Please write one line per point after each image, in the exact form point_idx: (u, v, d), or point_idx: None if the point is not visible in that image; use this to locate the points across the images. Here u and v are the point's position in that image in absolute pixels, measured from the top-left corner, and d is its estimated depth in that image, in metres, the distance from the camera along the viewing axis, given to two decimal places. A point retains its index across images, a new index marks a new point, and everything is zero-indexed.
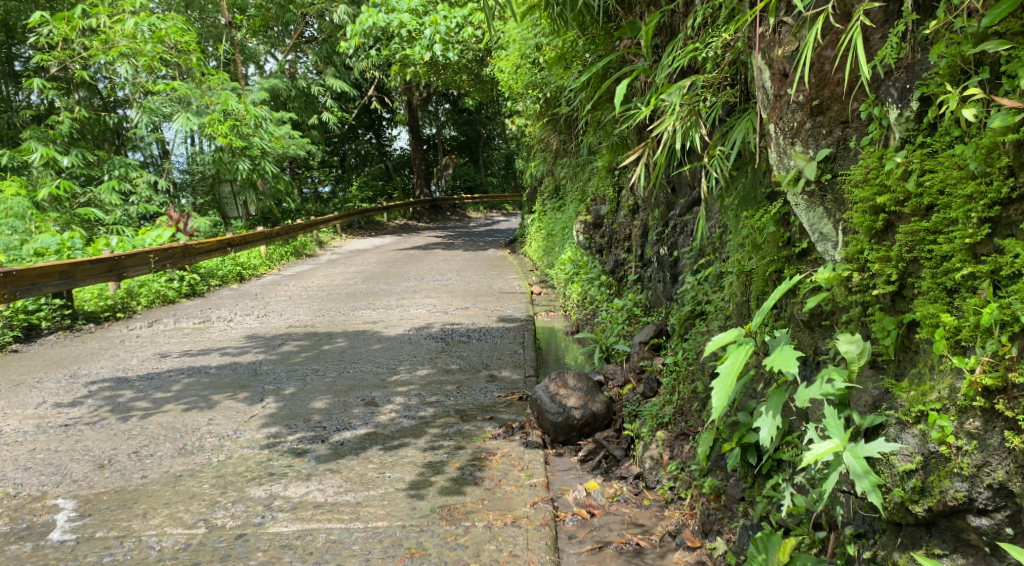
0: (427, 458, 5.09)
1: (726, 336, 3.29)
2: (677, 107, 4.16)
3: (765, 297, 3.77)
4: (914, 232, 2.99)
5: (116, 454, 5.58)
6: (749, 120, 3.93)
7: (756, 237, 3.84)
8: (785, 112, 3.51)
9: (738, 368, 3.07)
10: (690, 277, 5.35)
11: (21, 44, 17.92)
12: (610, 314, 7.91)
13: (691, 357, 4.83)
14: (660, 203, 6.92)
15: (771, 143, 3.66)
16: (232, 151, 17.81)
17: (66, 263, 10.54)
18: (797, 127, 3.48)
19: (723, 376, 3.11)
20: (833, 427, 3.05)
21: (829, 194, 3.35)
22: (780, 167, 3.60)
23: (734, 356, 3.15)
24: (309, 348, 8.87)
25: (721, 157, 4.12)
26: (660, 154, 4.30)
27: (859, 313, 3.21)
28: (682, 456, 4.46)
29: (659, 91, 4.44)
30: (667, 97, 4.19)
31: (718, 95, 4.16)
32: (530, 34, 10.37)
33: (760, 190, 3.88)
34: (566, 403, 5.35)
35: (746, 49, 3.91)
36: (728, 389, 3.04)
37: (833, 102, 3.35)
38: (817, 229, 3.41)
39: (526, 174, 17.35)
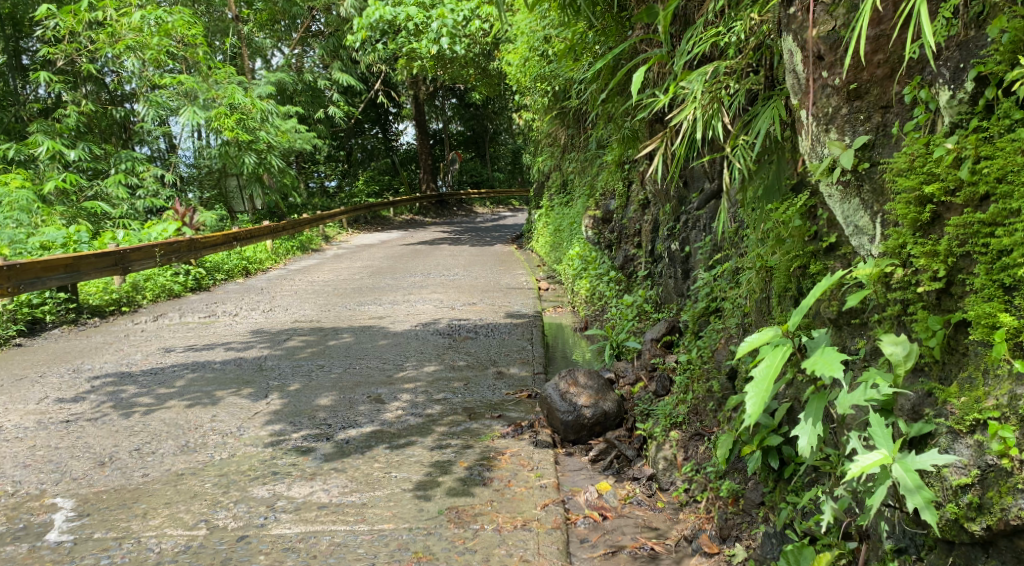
0: (434, 457, 4.96)
1: (760, 337, 3.10)
2: (699, 94, 3.97)
3: (788, 293, 3.65)
4: (967, 224, 2.83)
5: (117, 451, 5.47)
6: (773, 108, 3.75)
7: (781, 230, 3.70)
8: (820, 97, 3.38)
9: (774, 372, 2.88)
10: (705, 273, 5.21)
11: (29, 37, 17.83)
12: (620, 310, 7.77)
13: (706, 355, 4.68)
14: (672, 197, 6.78)
15: (803, 130, 3.52)
16: (239, 145, 17.69)
17: (71, 256, 10.40)
18: (832, 113, 3.35)
19: (757, 380, 2.92)
20: (879, 438, 2.89)
21: (866, 184, 3.21)
22: (812, 156, 3.46)
23: (770, 358, 2.95)
24: (315, 344, 8.75)
25: (745, 147, 3.96)
26: (679, 144, 4.09)
27: (898, 311, 3.05)
28: (697, 458, 4.33)
29: (677, 78, 4.25)
30: (687, 84, 4.01)
31: (741, 82, 4.00)
32: (539, 26, 10.21)
33: (785, 181, 3.74)
34: (577, 402, 5.21)
35: (774, 32, 3.75)
36: (764, 394, 2.85)
37: (873, 86, 3.21)
38: (852, 221, 3.27)
39: (533, 169, 17.21)
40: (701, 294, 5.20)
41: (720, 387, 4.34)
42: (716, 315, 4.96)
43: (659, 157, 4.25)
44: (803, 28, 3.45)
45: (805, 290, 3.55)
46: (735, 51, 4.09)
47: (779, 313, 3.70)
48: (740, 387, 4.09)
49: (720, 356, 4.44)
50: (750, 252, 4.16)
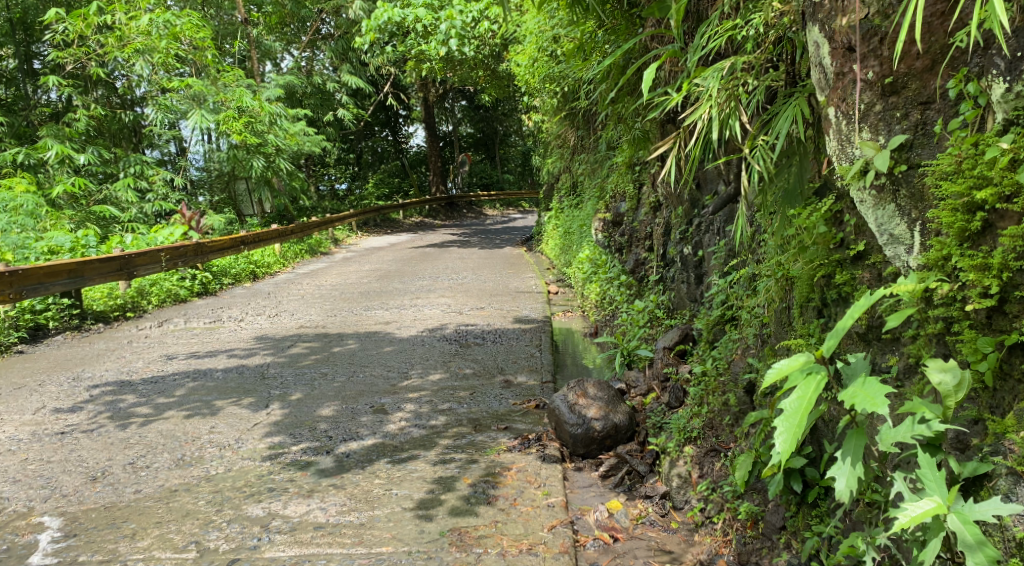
0: (437, 473, 4.76)
1: (790, 364, 2.78)
2: (714, 93, 3.77)
3: (811, 304, 3.45)
4: (1021, 235, 2.62)
5: (111, 465, 5.30)
6: (796, 105, 3.51)
7: (803, 238, 3.50)
8: (850, 93, 3.15)
9: (807, 406, 2.60)
10: (719, 280, 4.99)
11: (40, 42, 17.76)
12: (631, 315, 7.56)
13: (721, 367, 4.46)
14: (684, 199, 6.57)
15: (830, 130, 3.30)
16: (247, 148, 17.56)
17: (75, 261, 10.25)
18: (864, 109, 3.12)
19: (787, 414, 2.64)
20: (931, 484, 2.62)
21: (902, 188, 2.99)
22: (841, 158, 3.25)
23: (802, 389, 2.67)
24: (319, 350, 8.57)
25: (765, 147, 3.71)
26: (693, 146, 3.87)
27: (941, 330, 2.84)
28: (713, 475, 4.11)
29: (692, 76, 4.03)
30: (701, 82, 3.80)
31: (760, 79, 3.75)
32: (548, 25, 9.99)
33: (806, 185, 3.54)
34: (586, 414, 5.01)
35: (795, 23, 3.52)
36: (796, 431, 2.57)
37: (911, 79, 2.98)
38: (886, 229, 3.05)
39: (543, 171, 17.02)
40: (716, 300, 4.98)
41: (737, 400, 4.12)
42: (732, 324, 4.74)
43: (674, 159, 4.05)
44: (832, 17, 3.21)
45: (829, 301, 3.36)
46: (754, 44, 3.84)
47: (801, 326, 3.52)
48: (758, 404, 3.88)
49: (737, 367, 4.23)
50: (770, 260, 3.95)
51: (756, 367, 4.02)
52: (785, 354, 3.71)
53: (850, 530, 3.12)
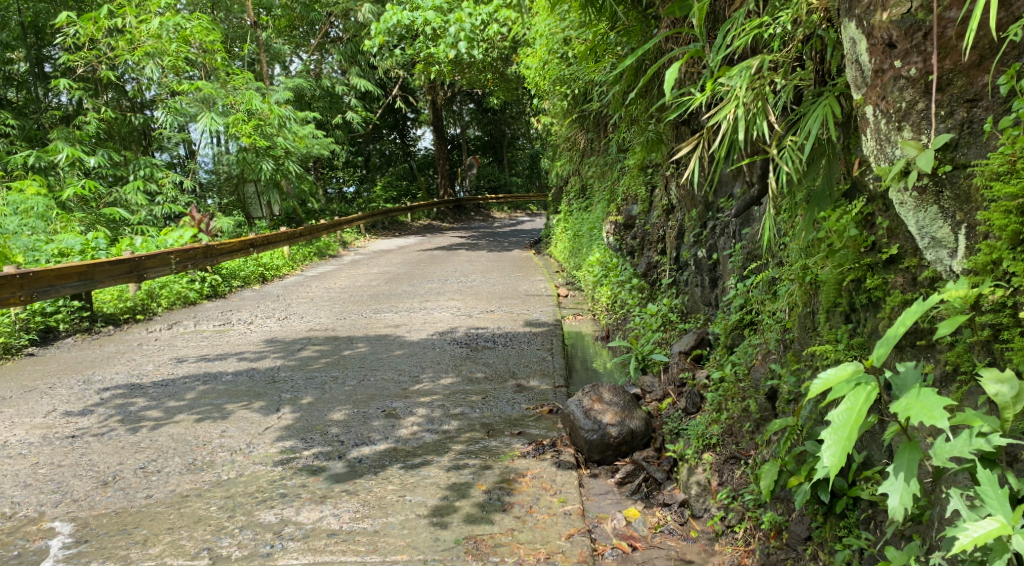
0: (451, 479, 4.70)
1: (837, 373, 2.66)
2: (741, 93, 3.66)
3: (837, 308, 3.47)
4: None
5: (122, 469, 5.25)
6: (826, 105, 3.43)
7: (833, 240, 3.47)
8: (891, 90, 3.05)
9: (857, 418, 2.51)
10: (738, 283, 4.91)
11: (51, 45, 17.78)
12: (643, 319, 7.48)
13: (741, 372, 4.38)
14: (698, 201, 6.51)
15: (866, 131, 3.21)
16: (256, 151, 17.52)
17: (85, 263, 10.22)
18: (905, 108, 3.03)
19: (835, 426, 2.55)
20: (993, 502, 2.52)
21: (947, 190, 2.91)
22: (880, 158, 3.16)
23: (851, 400, 2.56)
24: (329, 354, 8.52)
25: (794, 148, 3.62)
26: (719, 147, 3.76)
27: (987, 337, 2.76)
28: (734, 483, 4.05)
29: (716, 76, 3.94)
30: (728, 81, 3.71)
31: (788, 78, 3.67)
32: (559, 28, 9.91)
33: (835, 188, 3.51)
34: (602, 419, 4.93)
35: (825, 21, 3.47)
36: (846, 445, 2.48)
37: (957, 76, 2.90)
38: (928, 232, 2.98)
39: (552, 174, 16.95)
40: (734, 304, 4.91)
41: (758, 407, 4.06)
42: (751, 329, 4.67)
43: (696, 159, 3.95)
44: (870, 12, 3.13)
45: (858, 306, 3.36)
46: (781, 43, 3.76)
47: (828, 330, 3.52)
48: (782, 410, 3.81)
49: (758, 374, 4.16)
50: (794, 264, 3.89)
51: (778, 373, 3.95)
52: (809, 360, 3.68)
53: (883, 542, 3.07)
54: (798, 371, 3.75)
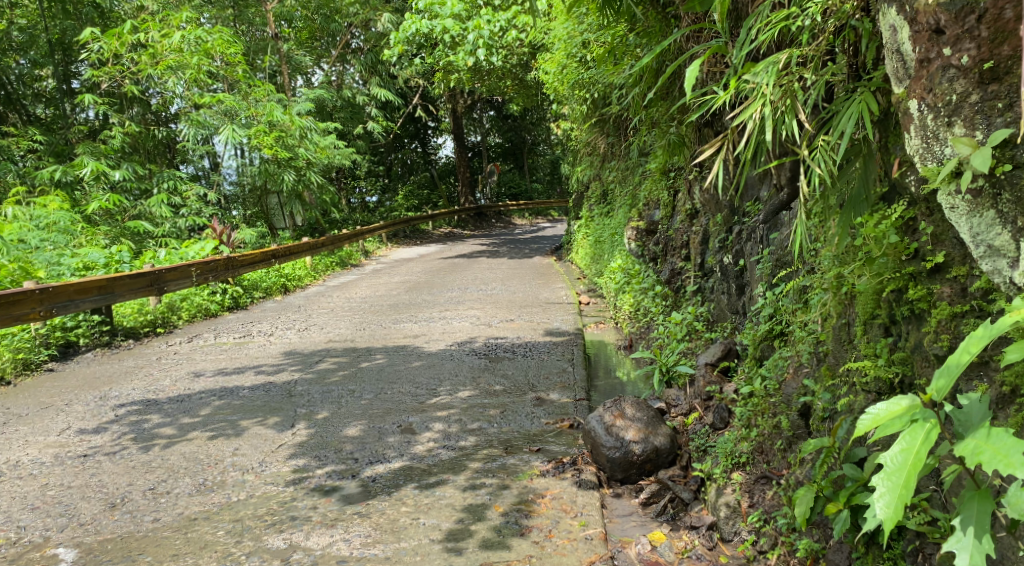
0: (467, 500, 4.51)
1: (889, 408, 2.39)
2: (767, 90, 3.39)
3: (876, 320, 3.29)
4: None
5: (131, 491, 5.11)
6: (860, 103, 3.19)
7: (872, 249, 3.27)
8: (940, 81, 2.82)
9: (914, 463, 2.24)
10: (767, 292, 4.67)
11: (77, 62, 17.86)
12: (667, 328, 7.24)
13: (772, 387, 4.15)
14: (723, 206, 6.31)
15: (909, 127, 2.97)
16: (278, 162, 17.46)
17: (105, 277, 10.15)
18: (956, 101, 2.79)
19: (889, 470, 2.28)
20: None
21: (1005, 192, 2.66)
22: (926, 157, 2.91)
23: (906, 439, 2.30)
24: (347, 366, 8.36)
25: (825, 148, 3.33)
26: (743, 151, 3.48)
27: None
28: (765, 505, 3.82)
29: (740, 73, 3.66)
30: (752, 78, 3.43)
31: (819, 73, 3.43)
32: (578, 31, 9.70)
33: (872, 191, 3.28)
34: (625, 436, 4.73)
35: (859, 12, 3.24)
36: (902, 495, 2.22)
37: (1014, 63, 2.67)
38: (984, 240, 2.73)
39: (573, 180, 16.73)
40: (762, 313, 4.68)
41: (790, 424, 3.84)
42: (782, 340, 4.44)
43: (720, 161, 3.66)
44: None
45: (900, 318, 3.18)
46: (811, 36, 3.51)
47: (864, 344, 3.34)
48: (817, 428, 3.60)
49: (790, 389, 3.95)
50: (828, 273, 3.67)
51: (812, 389, 3.73)
52: (844, 377, 3.48)
53: None
54: (833, 387, 3.54)
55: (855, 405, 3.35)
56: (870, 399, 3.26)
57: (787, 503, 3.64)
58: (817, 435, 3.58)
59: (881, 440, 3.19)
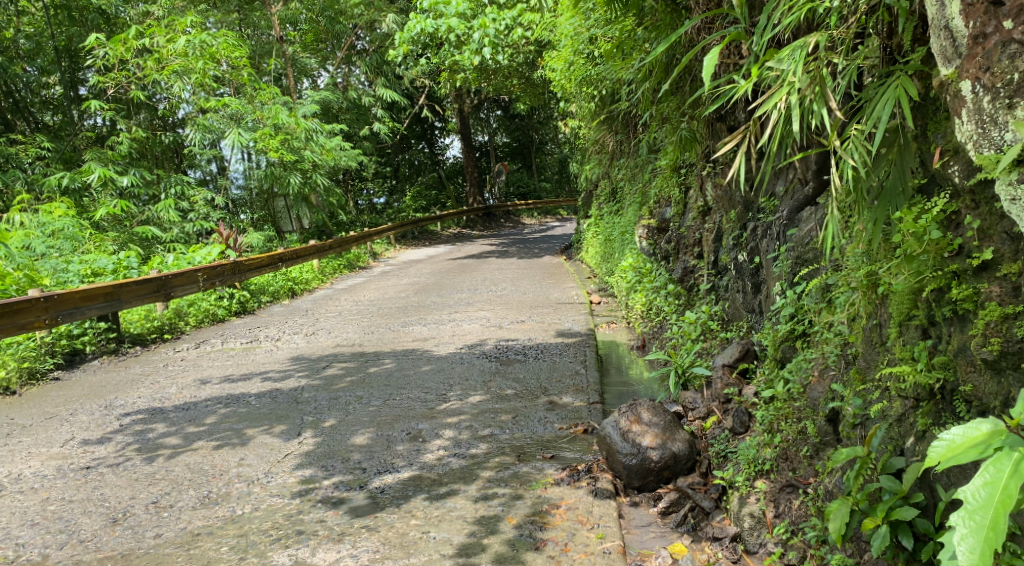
0: (479, 511, 4.35)
1: (967, 434, 2.32)
2: (794, 76, 3.15)
3: (914, 320, 3.10)
4: None
5: (134, 504, 4.97)
6: (897, 88, 2.98)
7: (911, 245, 3.05)
8: (999, 60, 2.64)
9: (1001, 500, 2.15)
10: (789, 291, 4.49)
11: (85, 68, 17.76)
12: (681, 328, 7.06)
13: (796, 391, 3.99)
14: (738, 201, 6.11)
15: (961, 112, 2.80)
16: (284, 165, 17.30)
17: (111, 283, 10.03)
18: (1017, 80, 2.61)
19: (971, 506, 2.19)
20: None
21: None
22: (982, 143, 2.74)
23: (988, 472, 2.22)
24: (355, 371, 8.21)
25: (858, 138, 3.10)
26: (768, 142, 3.23)
27: None
28: (792, 516, 3.65)
29: (762, 60, 3.44)
30: (777, 64, 3.20)
31: (851, 57, 3.23)
32: (584, 26, 9.48)
33: (908, 182, 3.06)
34: (641, 442, 4.56)
35: None
36: (989, 537, 2.12)
37: None
38: None
39: (582, 178, 16.55)
40: (783, 312, 4.50)
41: (817, 430, 3.68)
42: (805, 341, 4.25)
43: (742, 155, 3.44)
44: None
45: (939, 319, 3.00)
46: (839, 19, 3.32)
47: (900, 347, 3.17)
48: (848, 436, 3.43)
49: (816, 393, 3.79)
50: (856, 270, 3.49)
51: (841, 394, 3.57)
52: (876, 382, 3.32)
53: None
54: (864, 393, 3.39)
55: (890, 411, 3.21)
56: (908, 406, 3.10)
57: (815, 513, 3.49)
58: (848, 443, 3.43)
59: (920, 449, 3.03)
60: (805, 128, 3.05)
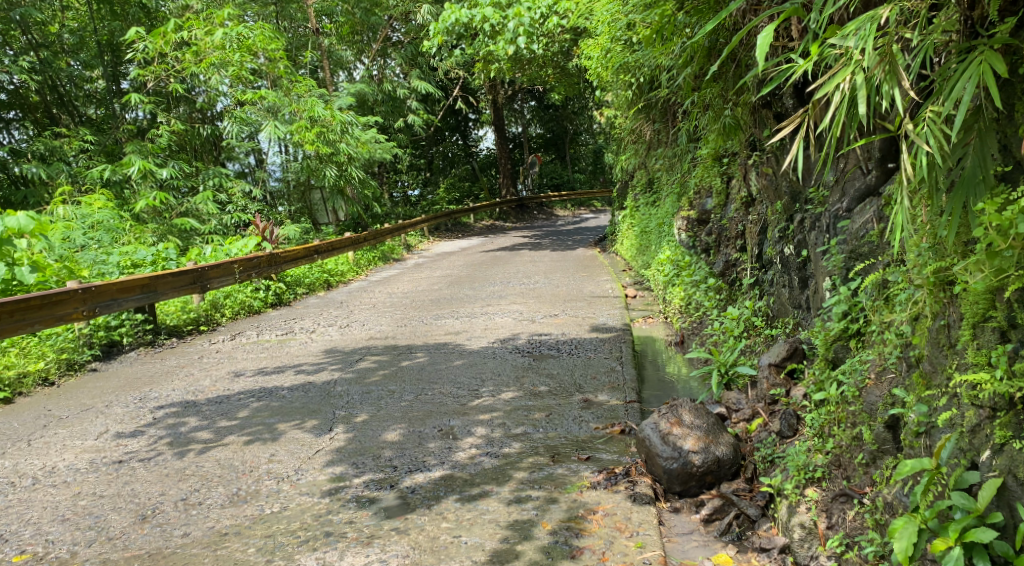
0: (512, 515, 4.20)
1: None
2: (862, 52, 2.89)
3: (993, 320, 2.87)
4: None
5: (163, 501, 4.88)
6: (981, 64, 2.72)
7: (995, 239, 2.80)
8: None
9: None
10: (842, 287, 4.26)
11: (127, 62, 17.84)
12: (722, 324, 6.83)
13: (851, 394, 3.79)
14: (784, 192, 5.82)
15: None
16: (320, 157, 17.27)
17: (147, 275, 10.02)
18: None
19: None
20: None
21: None
22: None
23: None
24: (387, 365, 8.09)
25: (935, 120, 2.85)
26: (832, 126, 2.98)
27: None
28: (847, 527, 3.49)
29: (824, 37, 3.17)
30: (843, 40, 2.93)
31: (927, 31, 2.95)
32: (622, 12, 9.18)
33: (990, 168, 2.81)
34: (682, 445, 4.37)
35: None
36: None
37: None
38: None
39: (617, 169, 16.26)
40: (834, 309, 4.28)
41: (875, 438, 3.51)
42: (859, 341, 4.06)
43: (800, 142, 3.20)
44: None
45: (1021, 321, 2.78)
46: None
47: (974, 351, 2.94)
48: (912, 445, 3.23)
49: (874, 398, 3.60)
50: (921, 266, 3.24)
51: (902, 400, 3.37)
52: (942, 389, 3.12)
53: None
54: (929, 399, 3.18)
55: (959, 419, 2.99)
56: (983, 417, 2.89)
57: (872, 526, 3.34)
58: (912, 453, 3.23)
59: (997, 466, 2.83)
60: (875, 110, 2.80)
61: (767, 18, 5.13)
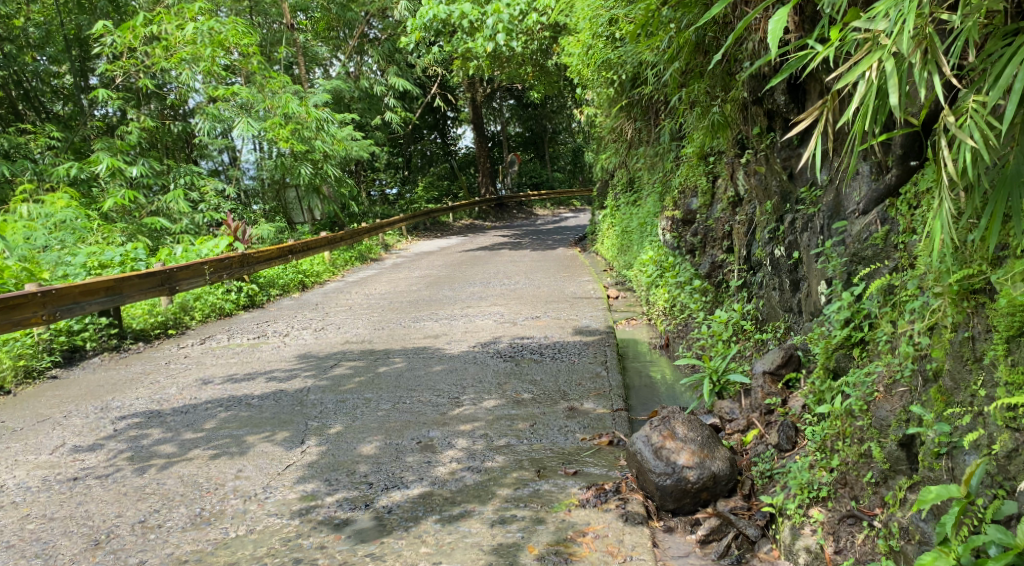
0: (496, 538, 3.93)
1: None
2: (898, 33, 2.64)
3: None
4: None
5: (118, 524, 4.54)
6: None
7: None
8: None
9: None
10: (846, 292, 4.03)
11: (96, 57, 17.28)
12: (710, 327, 6.59)
13: (858, 408, 3.58)
14: (772, 192, 5.56)
15: None
16: (294, 155, 16.83)
17: (112, 278, 9.56)
18: None
19: None
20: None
21: None
22: None
23: None
24: (363, 371, 7.76)
25: (979, 110, 2.62)
26: (855, 115, 2.72)
27: None
28: (857, 552, 3.31)
29: (847, 22, 2.92)
30: (875, 23, 2.69)
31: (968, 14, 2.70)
32: (603, 8, 8.91)
33: None
34: (676, 460, 4.10)
35: None
36: None
37: None
38: None
39: (598, 168, 15.99)
40: (836, 316, 4.07)
41: (887, 456, 3.34)
42: (863, 350, 3.84)
43: (819, 135, 2.92)
44: None
45: None
46: None
47: (1010, 368, 2.83)
48: (937, 469, 3.06)
49: (885, 413, 3.40)
50: (942, 273, 3.18)
51: (922, 418, 3.20)
52: (964, 405, 3.01)
53: None
54: (950, 417, 3.06)
55: (986, 441, 2.88)
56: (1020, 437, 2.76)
57: (885, 552, 3.19)
58: (932, 475, 3.09)
59: None
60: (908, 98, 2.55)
61: (761, 10, 4.91)
